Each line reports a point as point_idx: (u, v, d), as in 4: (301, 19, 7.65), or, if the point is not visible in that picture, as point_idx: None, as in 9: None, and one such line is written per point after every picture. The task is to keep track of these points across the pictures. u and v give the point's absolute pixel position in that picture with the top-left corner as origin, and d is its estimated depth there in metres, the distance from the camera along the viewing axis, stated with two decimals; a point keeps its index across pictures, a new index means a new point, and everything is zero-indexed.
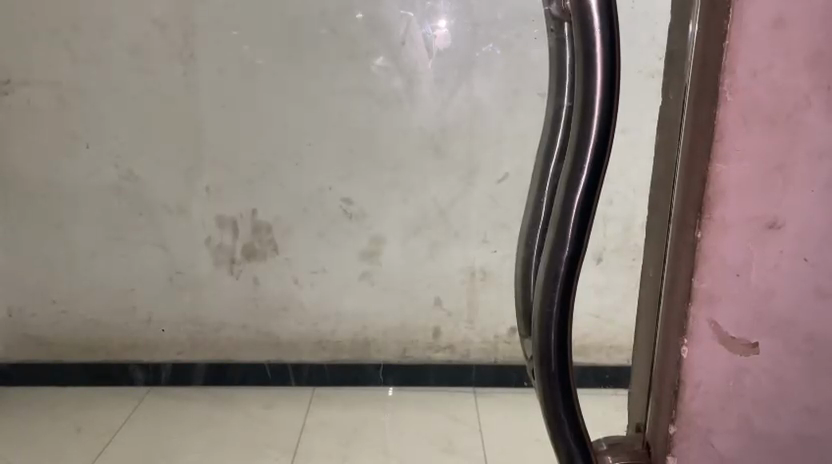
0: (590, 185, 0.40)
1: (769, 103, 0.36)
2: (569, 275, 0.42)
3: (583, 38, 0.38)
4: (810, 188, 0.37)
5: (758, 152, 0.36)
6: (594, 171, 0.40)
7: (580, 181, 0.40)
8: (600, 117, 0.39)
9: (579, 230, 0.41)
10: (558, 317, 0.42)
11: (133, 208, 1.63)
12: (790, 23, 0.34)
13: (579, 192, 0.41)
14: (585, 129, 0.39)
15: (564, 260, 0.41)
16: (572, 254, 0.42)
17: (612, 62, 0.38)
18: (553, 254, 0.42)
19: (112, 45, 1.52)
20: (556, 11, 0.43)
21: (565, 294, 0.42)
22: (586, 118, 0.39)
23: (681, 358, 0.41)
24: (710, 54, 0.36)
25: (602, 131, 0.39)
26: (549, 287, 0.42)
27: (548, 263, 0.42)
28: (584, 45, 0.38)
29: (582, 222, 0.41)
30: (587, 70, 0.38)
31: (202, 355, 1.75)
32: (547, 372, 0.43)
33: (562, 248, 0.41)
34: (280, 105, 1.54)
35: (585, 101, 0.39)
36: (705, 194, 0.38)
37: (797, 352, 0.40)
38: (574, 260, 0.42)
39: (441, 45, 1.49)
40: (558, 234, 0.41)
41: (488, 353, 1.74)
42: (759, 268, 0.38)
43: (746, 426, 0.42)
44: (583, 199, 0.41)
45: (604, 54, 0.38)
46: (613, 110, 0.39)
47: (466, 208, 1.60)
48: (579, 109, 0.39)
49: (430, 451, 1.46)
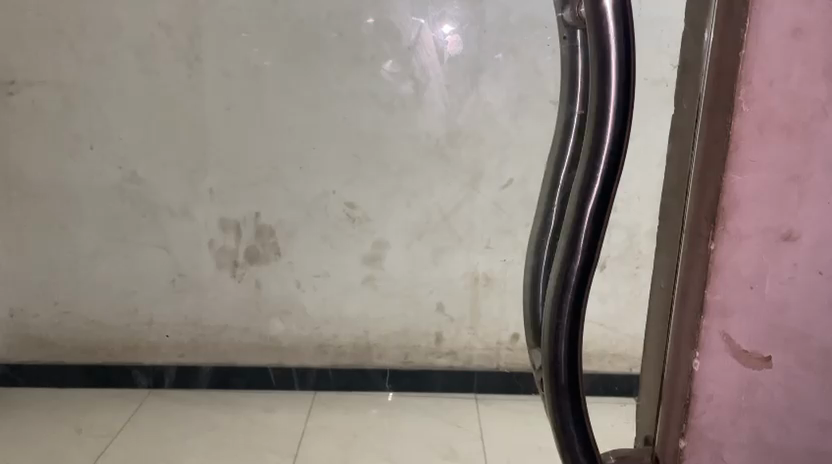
0: (603, 194, 0.40)
1: (784, 114, 0.37)
2: (580, 285, 0.41)
3: (599, 42, 0.38)
4: (825, 200, 0.38)
5: (773, 163, 0.38)
6: (607, 180, 0.40)
7: (594, 188, 0.40)
8: (615, 124, 0.39)
9: (590, 238, 0.41)
10: (568, 326, 0.42)
11: (136, 209, 1.62)
12: (808, 34, 0.35)
13: (592, 200, 0.40)
14: (599, 135, 0.39)
15: (576, 270, 0.41)
16: (585, 263, 0.41)
17: (627, 65, 0.38)
18: (565, 263, 0.41)
19: (116, 47, 1.51)
20: (570, 18, 0.43)
21: (576, 303, 0.42)
22: (600, 126, 0.39)
23: (693, 369, 0.42)
24: (728, 66, 0.37)
25: (616, 139, 0.39)
26: (560, 297, 0.42)
27: (559, 270, 0.42)
28: (599, 51, 0.38)
29: (593, 232, 0.40)
30: (602, 75, 0.38)
31: (203, 358, 1.75)
32: (557, 384, 0.43)
33: (573, 258, 0.41)
34: (284, 108, 1.53)
35: (600, 108, 0.38)
36: (718, 206, 0.39)
37: (810, 365, 0.41)
38: (587, 269, 0.41)
39: (452, 49, 1.48)
40: (570, 242, 0.41)
41: (490, 360, 1.73)
42: (772, 280, 0.40)
43: (757, 438, 0.43)
44: (596, 207, 0.40)
45: (619, 59, 0.37)
46: (628, 116, 0.39)
47: (470, 215, 1.60)
48: (593, 115, 0.39)
49: (431, 457, 1.45)
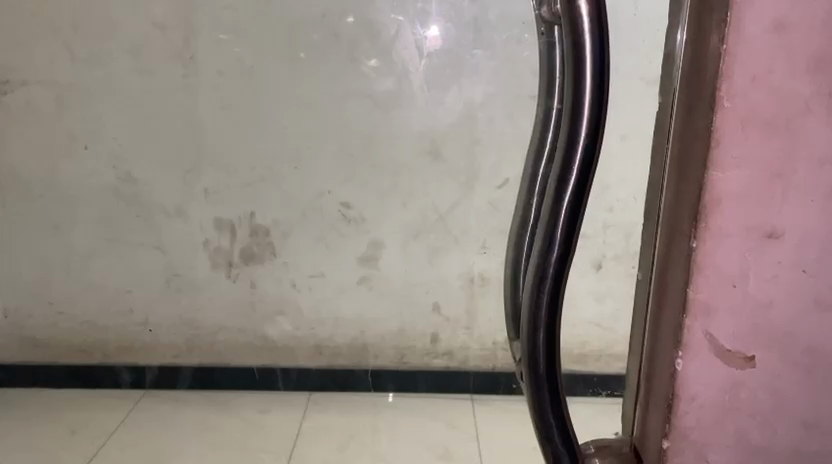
0: (579, 187, 0.40)
1: (766, 109, 0.37)
2: (557, 279, 0.41)
3: (573, 34, 0.38)
4: (809, 197, 0.38)
5: (757, 160, 0.38)
6: (583, 171, 0.40)
7: (568, 183, 0.40)
8: (590, 116, 0.39)
9: (568, 229, 0.41)
10: (546, 320, 0.42)
11: (130, 209, 1.62)
12: (789, 27, 0.36)
13: (569, 193, 0.40)
14: (575, 128, 0.39)
15: (553, 262, 0.41)
16: (562, 254, 0.41)
17: (602, 56, 0.38)
18: (542, 256, 0.41)
19: (110, 46, 1.51)
20: (547, 14, 0.43)
21: (554, 296, 0.42)
22: (576, 118, 0.39)
23: (675, 369, 0.42)
24: (710, 61, 0.37)
25: (591, 132, 0.39)
26: (536, 290, 0.42)
27: (537, 263, 0.42)
28: (574, 42, 0.38)
29: (570, 223, 0.41)
30: (577, 65, 0.38)
31: (195, 359, 1.74)
32: (535, 376, 0.43)
33: (550, 250, 0.41)
34: (278, 107, 1.53)
35: (574, 101, 0.39)
36: (700, 203, 0.39)
37: (796, 365, 0.41)
38: (564, 260, 0.41)
39: (434, 46, 1.47)
40: (547, 233, 0.41)
41: (487, 361, 1.73)
42: (755, 279, 0.40)
43: (742, 441, 0.43)
44: (573, 198, 0.40)
45: (593, 48, 0.38)
46: (604, 111, 0.39)
47: (466, 213, 1.59)
48: (568, 108, 0.39)
49: (425, 457, 1.45)
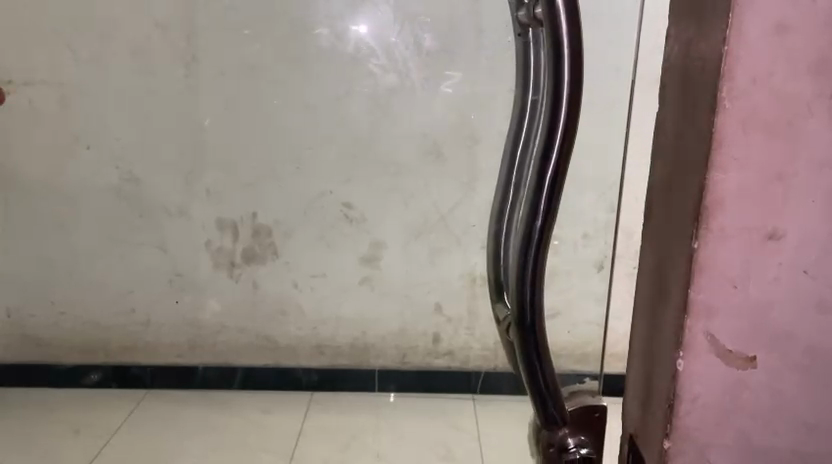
0: (559, 154, 0.56)
1: (768, 111, 0.37)
2: (543, 222, 0.58)
3: (554, 36, 0.53)
4: (811, 200, 0.39)
5: (758, 161, 0.38)
6: (561, 141, 0.56)
7: (550, 153, 0.57)
8: (566, 98, 0.54)
9: (550, 187, 0.57)
10: (535, 250, 0.59)
11: (133, 209, 1.62)
12: (791, 29, 0.36)
13: (550, 158, 0.57)
14: (553, 113, 0.55)
15: (542, 203, 0.58)
16: (547, 203, 0.58)
17: (574, 53, 0.54)
18: (533, 206, 0.58)
19: (112, 46, 1.51)
20: (527, 19, 0.58)
21: (541, 233, 0.59)
22: (554, 103, 0.55)
23: (677, 369, 0.42)
24: (712, 63, 0.38)
25: (567, 111, 0.55)
26: (530, 230, 0.59)
27: (529, 211, 0.59)
28: (554, 42, 0.54)
29: (552, 185, 0.57)
30: (558, 57, 0.54)
31: (197, 359, 1.74)
32: (524, 293, 0.61)
33: (539, 199, 0.58)
34: (279, 107, 1.53)
35: (555, 89, 0.55)
36: (702, 204, 0.39)
37: (797, 366, 0.42)
38: (547, 207, 0.58)
39: (432, 45, 1.49)
40: (536, 189, 0.58)
41: (488, 361, 1.71)
42: (756, 280, 0.40)
43: (743, 441, 0.43)
44: (555, 161, 0.56)
45: (569, 44, 0.53)
46: (576, 93, 0.55)
47: (467, 215, 1.59)
48: (550, 96, 0.55)
49: (426, 457, 1.46)
